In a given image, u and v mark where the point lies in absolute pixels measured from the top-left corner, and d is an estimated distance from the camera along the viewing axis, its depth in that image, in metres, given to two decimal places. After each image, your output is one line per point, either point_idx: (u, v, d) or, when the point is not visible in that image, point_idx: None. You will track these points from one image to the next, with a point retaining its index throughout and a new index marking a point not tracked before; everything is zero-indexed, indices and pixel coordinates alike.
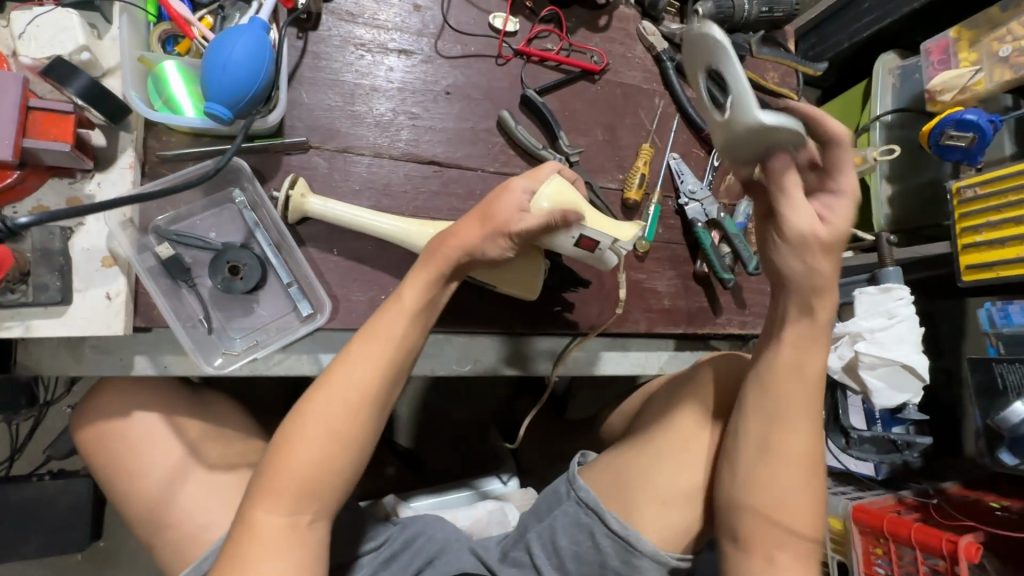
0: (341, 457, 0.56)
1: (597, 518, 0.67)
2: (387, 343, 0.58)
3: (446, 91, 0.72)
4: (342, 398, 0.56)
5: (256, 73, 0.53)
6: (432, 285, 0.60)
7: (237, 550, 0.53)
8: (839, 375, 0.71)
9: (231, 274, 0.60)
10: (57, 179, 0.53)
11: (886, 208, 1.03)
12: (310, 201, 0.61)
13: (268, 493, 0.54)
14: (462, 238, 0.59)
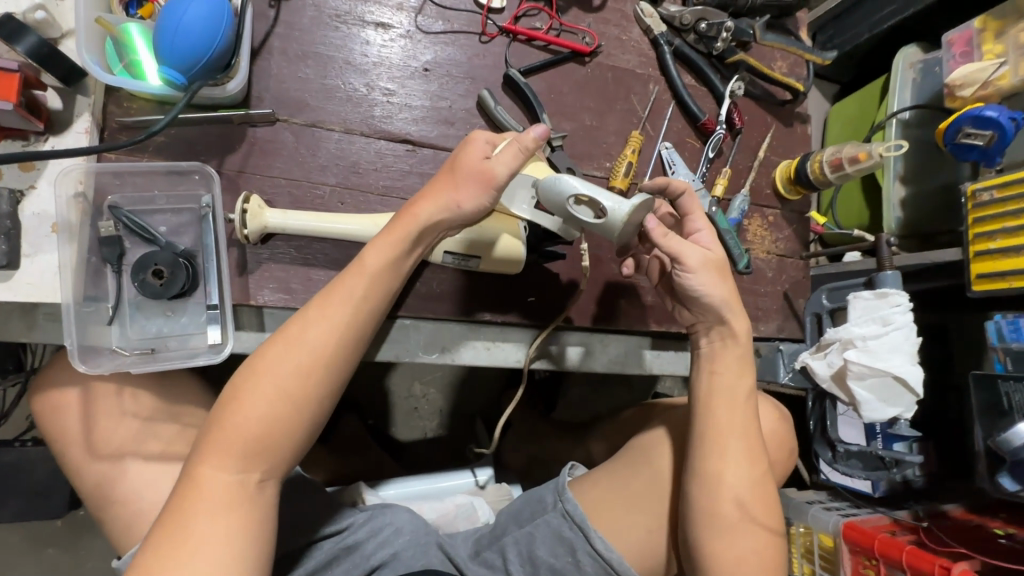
0: (293, 417, 0.54)
1: (582, 534, 0.69)
2: (343, 307, 0.56)
3: (425, 68, 0.70)
4: (295, 358, 0.54)
5: (210, 37, 0.51)
6: (397, 250, 0.57)
7: (178, 506, 0.50)
8: (828, 385, 0.69)
9: (155, 278, 0.56)
10: (10, 141, 0.52)
11: (898, 211, 0.95)
12: (267, 213, 0.59)
13: (212, 449, 0.52)
14: (432, 199, 0.57)
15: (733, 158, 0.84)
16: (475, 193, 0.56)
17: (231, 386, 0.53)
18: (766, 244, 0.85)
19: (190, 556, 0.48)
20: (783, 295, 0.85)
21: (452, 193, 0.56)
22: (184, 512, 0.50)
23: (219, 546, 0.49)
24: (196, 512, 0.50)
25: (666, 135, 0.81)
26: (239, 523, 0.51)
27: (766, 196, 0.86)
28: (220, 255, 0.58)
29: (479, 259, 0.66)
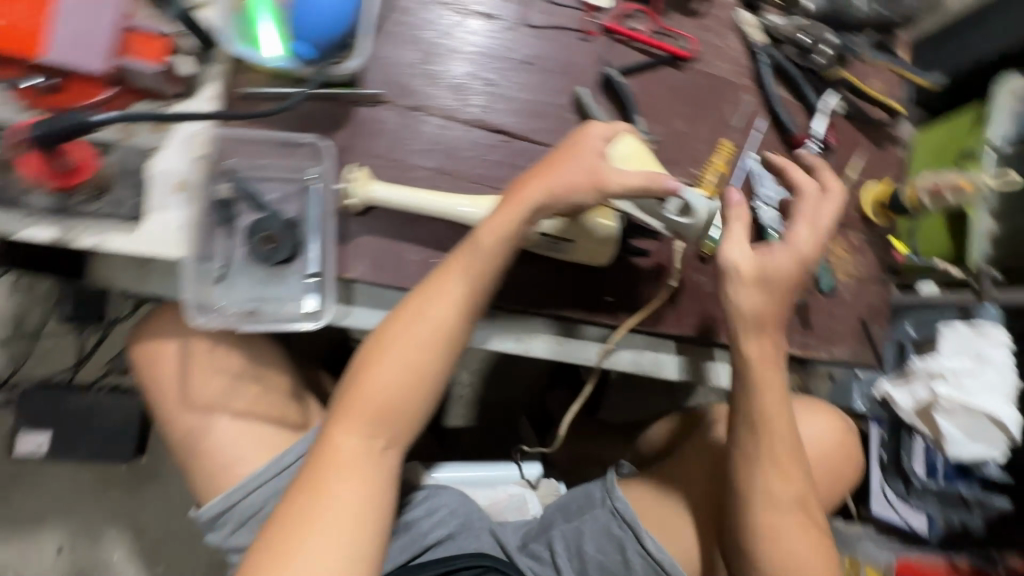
0: (416, 391, 0.57)
1: (632, 533, 0.70)
2: (458, 286, 0.57)
3: (526, 61, 0.70)
4: (419, 336, 0.57)
5: (343, 17, 0.55)
6: (511, 235, 0.57)
7: (317, 465, 0.54)
8: (910, 418, 0.67)
9: (267, 243, 0.59)
10: (144, 102, 0.55)
11: (986, 245, 0.92)
12: (373, 188, 0.61)
13: (344, 415, 0.55)
14: (544, 181, 0.58)
15: None
16: (582, 187, 0.58)
17: (360, 360, 0.57)
18: (846, 266, 0.83)
19: (325, 512, 0.52)
20: (861, 322, 0.82)
21: (554, 177, 0.58)
22: (320, 472, 0.53)
23: (354, 504, 0.53)
24: (331, 473, 0.53)
25: (756, 147, 0.79)
26: (366, 486, 0.54)
27: (851, 217, 0.84)
28: (324, 229, 0.61)
29: (571, 245, 0.66)
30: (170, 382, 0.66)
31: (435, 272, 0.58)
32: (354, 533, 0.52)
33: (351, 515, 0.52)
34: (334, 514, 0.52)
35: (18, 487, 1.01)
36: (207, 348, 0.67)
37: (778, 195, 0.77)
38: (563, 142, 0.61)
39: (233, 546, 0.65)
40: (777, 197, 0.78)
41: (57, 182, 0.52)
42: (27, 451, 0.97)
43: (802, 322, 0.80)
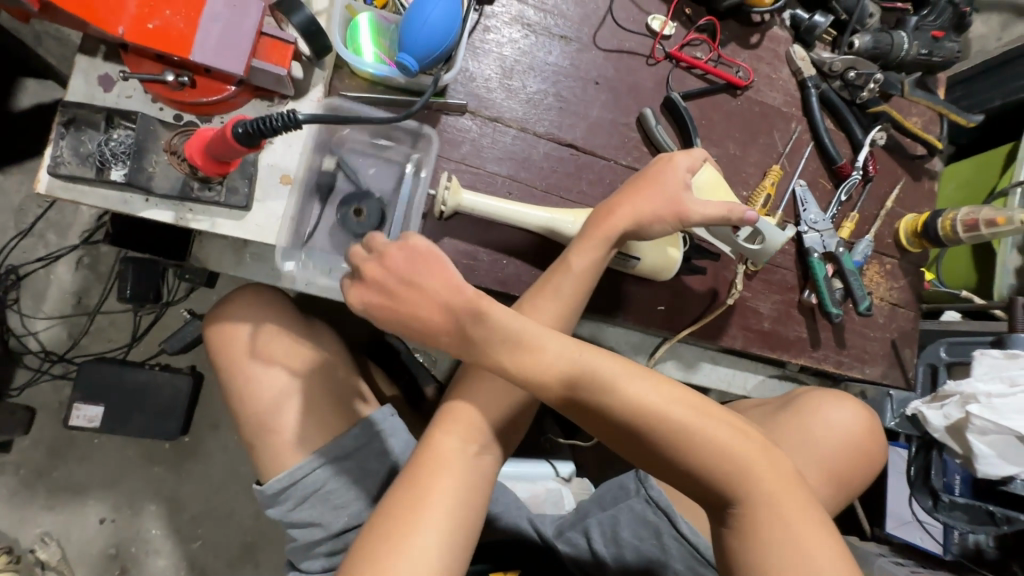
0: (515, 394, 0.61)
1: (667, 520, 0.74)
2: (557, 298, 0.61)
3: (596, 81, 0.76)
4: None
5: (448, 33, 0.58)
6: (603, 254, 0.62)
7: (418, 466, 0.56)
8: (941, 435, 0.71)
9: (354, 215, 0.65)
10: (259, 100, 0.60)
11: (1011, 278, 0.97)
12: (462, 196, 0.65)
13: (448, 418, 0.59)
14: (629, 207, 0.62)
15: (862, 204, 0.87)
16: (665, 216, 0.61)
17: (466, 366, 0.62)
18: (880, 291, 0.87)
19: (429, 508, 0.54)
20: (891, 343, 0.87)
21: (643, 203, 0.62)
22: (424, 469, 0.56)
23: (450, 503, 0.55)
24: (436, 470, 0.56)
25: (801, 173, 0.84)
26: (464, 482, 0.56)
27: (888, 244, 0.88)
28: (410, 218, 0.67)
29: (640, 261, 0.69)
30: (246, 359, 0.71)
31: (535, 286, 0.62)
32: (455, 526, 0.54)
33: (452, 512, 0.54)
34: (437, 508, 0.54)
35: (66, 458, 1.04)
36: (284, 332, 0.73)
37: (823, 219, 0.82)
38: (646, 168, 0.65)
39: (295, 521, 0.69)
40: (822, 221, 0.82)
41: (214, 169, 0.54)
42: (79, 423, 1.01)
43: (837, 341, 0.84)
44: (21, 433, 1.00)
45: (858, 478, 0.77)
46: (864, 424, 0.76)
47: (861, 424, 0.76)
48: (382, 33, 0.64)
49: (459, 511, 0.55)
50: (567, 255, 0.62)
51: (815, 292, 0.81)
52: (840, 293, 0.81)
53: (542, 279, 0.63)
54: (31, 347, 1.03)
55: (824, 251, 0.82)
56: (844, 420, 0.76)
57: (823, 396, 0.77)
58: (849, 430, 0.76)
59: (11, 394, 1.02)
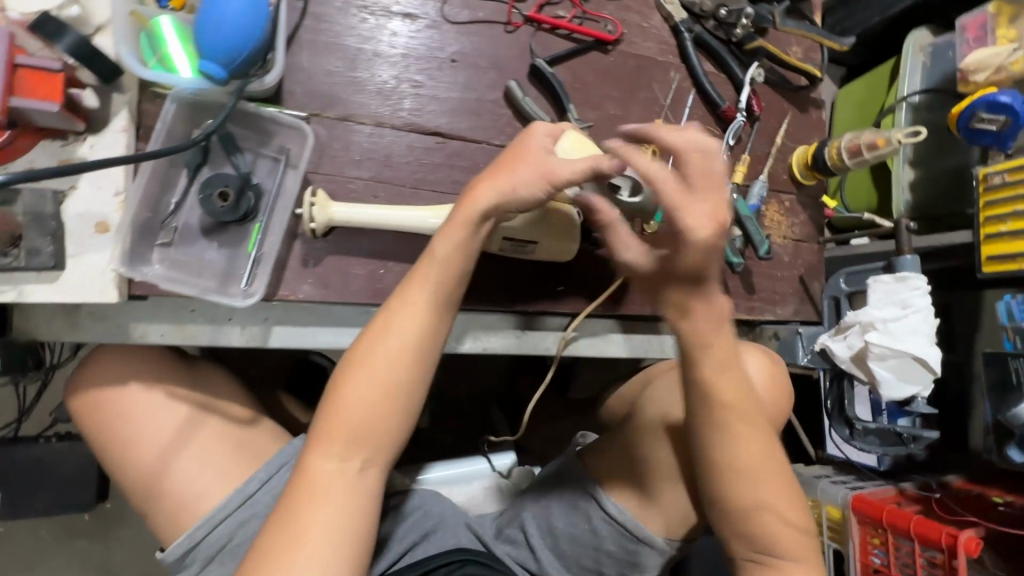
0: (391, 404, 0.53)
1: (595, 502, 0.71)
2: (425, 292, 0.54)
3: (453, 59, 0.70)
4: (387, 348, 0.53)
5: (252, 28, 0.51)
6: (469, 235, 0.55)
7: (292, 496, 0.51)
8: (847, 365, 0.71)
9: (221, 199, 0.56)
10: (49, 141, 0.52)
11: (906, 194, 0.97)
12: (333, 208, 0.59)
13: (321, 439, 0.52)
14: (489, 182, 0.55)
15: (752, 145, 0.85)
16: (531, 181, 0.54)
17: (336, 375, 0.53)
18: (782, 229, 0.87)
19: (304, 551, 0.48)
20: (799, 279, 0.87)
21: (506, 178, 0.55)
22: (297, 503, 0.50)
23: (329, 533, 0.50)
24: (311, 501, 0.50)
25: (687, 123, 0.82)
26: (341, 513, 0.51)
27: (783, 181, 0.88)
28: (283, 204, 0.60)
29: (538, 244, 0.66)
30: (115, 424, 0.63)
31: (405, 276, 0.56)
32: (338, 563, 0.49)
33: (333, 552, 0.49)
34: (312, 552, 0.48)
35: None
36: (154, 383, 0.64)
37: None
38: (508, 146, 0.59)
39: None
40: None
41: None
42: None
43: (747, 287, 0.83)
44: None
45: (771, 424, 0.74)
46: (770, 376, 0.74)
47: (768, 372, 0.75)
48: (191, 38, 0.55)
49: (346, 545, 0.50)
50: (430, 249, 0.55)
51: None
52: (740, 240, 0.80)
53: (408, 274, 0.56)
54: None
55: None
56: (754, 375, 0.73)
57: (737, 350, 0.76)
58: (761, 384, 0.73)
59: None
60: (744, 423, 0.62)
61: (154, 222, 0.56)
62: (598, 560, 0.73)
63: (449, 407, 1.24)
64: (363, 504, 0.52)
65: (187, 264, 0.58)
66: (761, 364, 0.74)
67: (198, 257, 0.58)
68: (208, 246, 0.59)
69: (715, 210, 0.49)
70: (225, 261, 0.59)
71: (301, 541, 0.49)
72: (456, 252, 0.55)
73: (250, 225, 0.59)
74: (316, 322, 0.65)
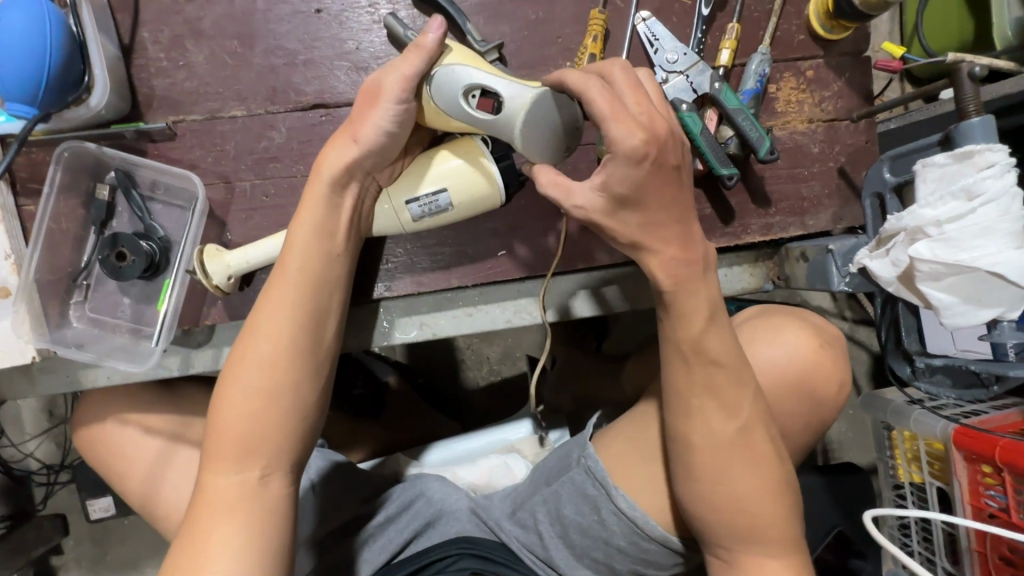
0: (275, 412, 0.49)
1: (606, 494, 0.61)
2: (294, 295, 0.51)
3: (318, 8, 0.58)
4: (262, 357, 0.49)
5: (39, 51, 0.46)
6: (324, 214, 0.51)
7: (196, 517, 0.48)
8: (894, 289, 0.53)
9: (117, 259, 0.55)
10: None
11: (1015, 10, 0.69)
12: (227, 254, 0.55)
13: (213, 454, 0.49)
14: (336, 146, 0.50)
15: (743, 6, 0.63)
16: (371, 113, 0.49)
17: (216, 393, 0.50)
18: (805, 112, 0.65)
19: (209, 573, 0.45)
20: (838, 173, 0.65)
21: (350, 128, 0.50)
22: (199, 524, 0.47)
23: (233, 553, 0.46)
24: (215, 520, 0.47)
25: (642, 3, 0.62)
26: (246, 521, 0.47)
27: (800, 44, 0.64)
28: (185, 248, 0.56)
29: (449, 192, 0.53)
30: (106, 457, 0.68)
31: (268, 278, 0.52)
32: None
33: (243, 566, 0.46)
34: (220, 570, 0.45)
35: (110, 544, 1.13)
36: (134, 416, 0.68)
37: (684, 54, 0.60)
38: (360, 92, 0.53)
39: None
40: (683, 57, 0.60)
41: None
42: (99, 515, 1.09)
43: (758, 201, 0.65)
44: (62, 537, 1.11)
45: (812, 410, 0.60)
46: (810, 363, 0.59)
47: (802, 351, 0.59)
48: None
49: (258, 561, 0.47)
50: (286, 244, 0.51)
51: (700, 157, 0.61)
52: (733, 143, 0.62)
53: (269, 278, 0.52)
54: (34, 467, 1.12)
55: (698, 95, 0.60)
56: (783, 361, 0.58)
57: (758, 328, 0.60)
58: (794, 370, 0.58)
59: (39, 509, 1.12)
60: (717, 403, 0.50)
61: (64, 283, 0.57)
62: (608, 555, 0.65)
63: (483, 366, 1.17)
64: (272, 509, 0.49)
65: (103, 321, 0.58)
66: (797, 345, 0.59)
67: (113, 314, 0.58)
68: (121, 300, 0.58)
69: (651, 121, 0.41)
70: (134, 316, 0.58)
71: (204, 559, 0.46)
72: (314, 247, 0.51)
73: (161, 280, 0.58)
74: None
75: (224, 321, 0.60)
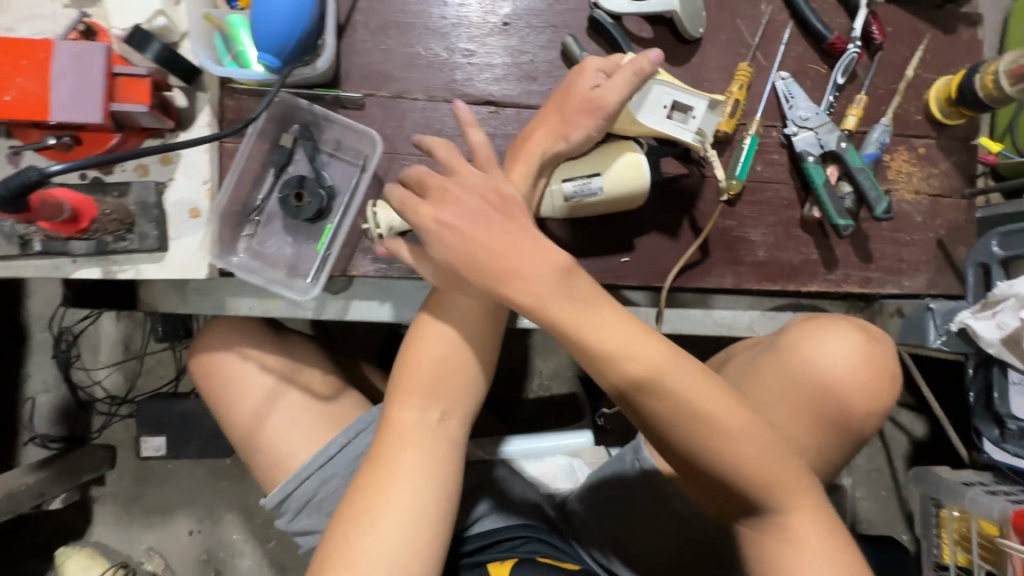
0: (461, 359, 0.55)
1: None
2: None
3: (505, 22, 0.67)
4: (455, 307, 0.56)
5: (299, 17, 0.54)
6: (524, 192, 0.58)
7: (382, 444, 0.54)
8: (998, 351, 0.63)
9: (296, 199, 0.62)
10: (151, 140, 0.60)
11: None
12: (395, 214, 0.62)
13: (401, 392, 0.55)
14: (545, 133, 0.58)
15: (871, 82, 0.70)
16: (585, 123, 0.57)
17: (410, 333, 0.57)
18: (913, 183, 0.71)
19: (393, 494, 0.51)
20: (936, 244, 0.71)
21: (561, 129, 0.58)
22: (385, 450, 0.53)
23: (415, 479, 0.52)
24: (399, 448, 0.53)
25: (783, 64, 0.69)
26: (422, 454, 0.53)
27: (916, 123, 0.71)
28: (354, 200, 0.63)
29: (602, 177, 0.59)
30: (218, 379, 0.72)
31: None
32: (425, 510, 0.51)
33: (421, 492, 0.52)
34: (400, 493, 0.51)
35: (151, 483, 1.16)
36: (251, 351, 0.73)
37: (815, 113, 0.67)
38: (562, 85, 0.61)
39: (297, 531, 0.69)
40: (814, 116, 0.67)
41: (69, 228, 0.55)
42: (149, 454, 1.12)
43: (861, 255, 0.70)
44: (108, 468, 1.14)
45: (861, 421, 0.61)
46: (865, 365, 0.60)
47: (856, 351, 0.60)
48: None
49: (433, 489, 0.52)
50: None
51: (818, 205, 0.67)
52: (850, 199, 0.68)
53: None
54: (98, 395, 1.17)
55: (823, 152, 0.67)
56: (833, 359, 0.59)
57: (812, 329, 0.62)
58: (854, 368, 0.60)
59: (93, 437, 1.16)
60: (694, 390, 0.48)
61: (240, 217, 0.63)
62: None
63: (535, 379, 1.21)
64: (447, 452, 0.54)
65: (266, 256, 0.64)
66: (849, 344, 0.60)
67: (274, 249, 0.64)
68: (284, 239, 0.64)
69: None
70: (294, 255, 0.64)
71: (389, 480, 0.52)
72: None
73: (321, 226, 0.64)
74: (382, 296, 0.67)
75: (367, 275, 0.65)
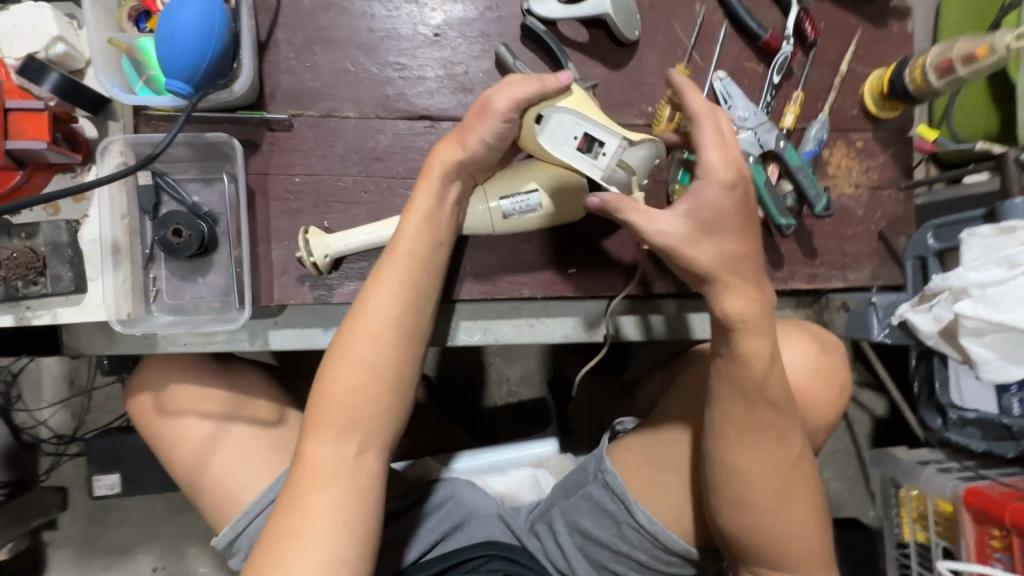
0: (376, 385, 0.53)
1: (625, 509, 0.64)
2: (401, 275, 0.55)
3: (435, 33, 0.65)
4: (369, 330, 0.54)
5: (205, 39, 0.51)
6: (434, 207, 0.56)
7: (296, 481, 0.51)
8: (936, 341, 0.66)
9: (175, 236, 0.57)
10: (60, 175, 0.56)
11: None
12: (329, 240, 0.59)
13: (317, 425, 0.52)
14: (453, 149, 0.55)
15: (807, 79, 0.70)
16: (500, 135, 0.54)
17: (325, 360, 0.54)
18: (853, 177, 0.72)
19: (307, 533, 0.48)
20: (878, 236, 0.72)
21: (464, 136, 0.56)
22: (299, 487, 0.51)
23: (330, 514, 0.49)
24: (315, 485, 0.50)
25: (720, 64, 0.69)
26: (338, 489, 0.50)
27: (853, 118, 0.72)
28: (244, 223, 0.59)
29: (539, 193, 0.59)
30: (156, 418, 0.69)
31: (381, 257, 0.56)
32: (343, 548, 0.48)
33: (336, 529, 0.49)
34: (314, 534, 0.48)
35: (107, 523, 1.11)
36: (190, 387, 0.69)
37: (753, 112, 0.66)
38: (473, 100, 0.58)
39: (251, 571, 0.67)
40: (753, 116, 0.66)
41: None
42: (102, 493, 1.07)
43: (805, 251, 0.71)
44: (60, 511, 1.09)
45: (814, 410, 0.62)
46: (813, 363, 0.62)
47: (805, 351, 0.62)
48: None
49: (350, 523, 0.50)
50: (399, 231, 0.56)
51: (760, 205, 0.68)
52: (791, 197, 0.68)
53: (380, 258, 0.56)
54: (44, 435, 1.11)
55: (764, 151, 0.67)
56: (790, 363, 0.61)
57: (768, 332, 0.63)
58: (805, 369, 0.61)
59: (41, 479, 1.10)
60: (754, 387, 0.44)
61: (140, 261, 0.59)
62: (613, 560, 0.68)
63: (502, 386, 1.20)
64: (364, 486, 0.51)
65: (183, 300, 0.60)
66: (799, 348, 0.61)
67: (193, 293, 0.60)
68: (196, 279, 0.61)
69: None
70: (215, 292, 0.61)
71: (303, 518, 0.49)
72: (423, 235, 0.55)
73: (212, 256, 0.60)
74: (319, 322, 0.64)
75: (305, 303, 0.63)
